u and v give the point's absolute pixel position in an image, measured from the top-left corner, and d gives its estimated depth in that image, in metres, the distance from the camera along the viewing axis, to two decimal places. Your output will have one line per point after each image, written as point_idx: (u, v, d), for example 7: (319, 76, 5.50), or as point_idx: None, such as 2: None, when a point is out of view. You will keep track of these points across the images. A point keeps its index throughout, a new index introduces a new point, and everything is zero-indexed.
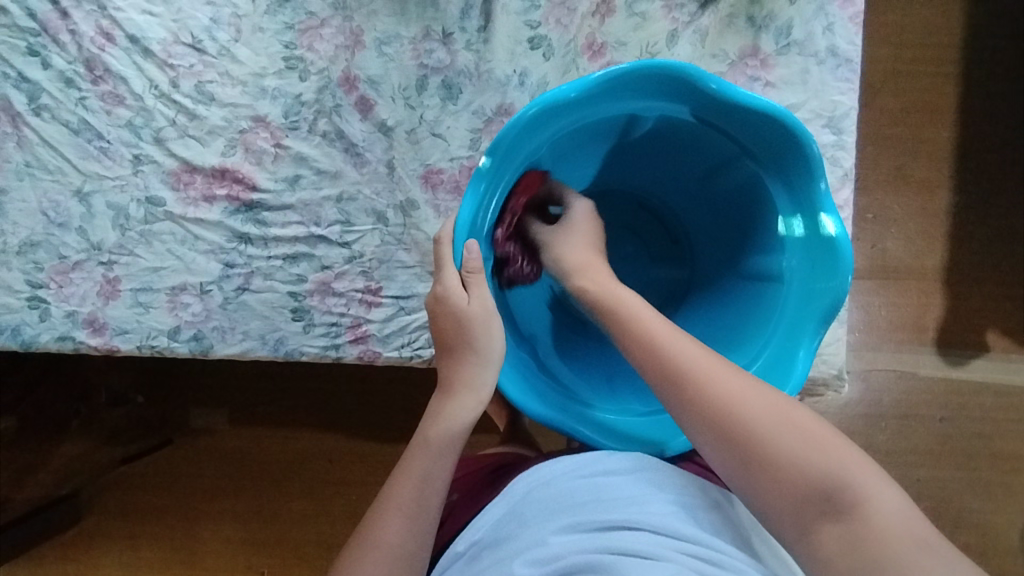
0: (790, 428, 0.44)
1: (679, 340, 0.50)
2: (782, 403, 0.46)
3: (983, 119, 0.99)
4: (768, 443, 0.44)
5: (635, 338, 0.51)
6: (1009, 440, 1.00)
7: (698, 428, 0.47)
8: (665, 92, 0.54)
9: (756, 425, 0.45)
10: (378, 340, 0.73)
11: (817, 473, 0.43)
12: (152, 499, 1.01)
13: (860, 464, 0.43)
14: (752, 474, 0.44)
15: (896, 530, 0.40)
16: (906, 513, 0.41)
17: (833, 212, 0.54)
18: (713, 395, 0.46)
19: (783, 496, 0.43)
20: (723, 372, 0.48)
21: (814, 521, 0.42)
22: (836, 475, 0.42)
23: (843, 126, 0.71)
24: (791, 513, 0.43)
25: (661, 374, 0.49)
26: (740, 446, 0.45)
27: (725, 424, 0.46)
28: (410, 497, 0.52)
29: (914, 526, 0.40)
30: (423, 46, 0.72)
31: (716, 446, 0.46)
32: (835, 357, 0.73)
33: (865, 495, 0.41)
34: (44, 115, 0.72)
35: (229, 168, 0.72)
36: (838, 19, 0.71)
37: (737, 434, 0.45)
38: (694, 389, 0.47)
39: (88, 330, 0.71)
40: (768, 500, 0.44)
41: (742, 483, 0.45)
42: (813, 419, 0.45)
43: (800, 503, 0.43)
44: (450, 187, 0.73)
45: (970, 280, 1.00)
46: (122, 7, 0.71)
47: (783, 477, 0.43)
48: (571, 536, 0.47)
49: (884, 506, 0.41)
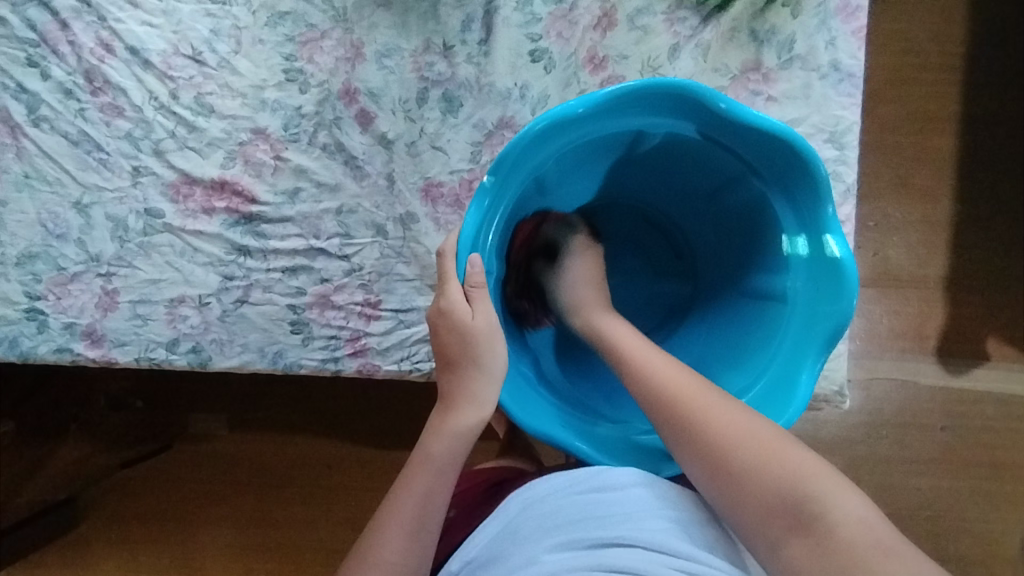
0: (759, 444, 0.46)
1: (663, 362, 0.53)
2: (755, 422, 0.48)
3: (986, 130, 0.99)
4: (743, 456, 0.46)
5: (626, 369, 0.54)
6: (1011, 449, 0.99)
7: (680, 443, 0.49)
8: (674, 109, 0.53)
9: (731, 440, 0.47)
10: (377, 353, 0.72)
11: (787, 485, 0.44)
12: (151, 505, 1.01)
13: (830, 477, 0.44)
14: (724, 487, 0.46)
15: (861, 537, 0.41)
16: (874, 523, 0.41)
17: (838, 235, 0.54)
18: (696, 412, 0.49)
19: (754, 511, 0.45)
20: (703, 391, 0.50)
21: (784, 534, 0.43)
22: (803, 487, 0.44)
23: (845, 141, 0.71)
24: (763, 526, 0.44)
25: (648, 394, 0.51)
26: (718, 458, 0.47)
27: (703, 440, 0.48)
28: (410, 515, 0.52)
29: (880, 533, 0.41)
30: (424, 59, 0.72)
31: (693, 460, 0.48)
32: (837, 372, 0.73)
33: (830, 504, 0.42)
34: (44, 126, 0.71)
35: (229, 180, 0.72)
36: (841, 33, 0.70)
37: (715, 448, 0.47)
38: (670, 408, 0.50)
39: (86, 342, 0.71)
40: (737, 512, 0.45)
41: (715, 495, 0.47)
42: (787, 438, 0.47)
43: (771, 515, 0.44)
44: (450, 200, 0.73)
45: (972, 291, 1.00)
46: (122, 18, 0.71)
47: (757, 489, 0.45)
48: (565, 555, 0.47)
49: (850, 515, 0.42)
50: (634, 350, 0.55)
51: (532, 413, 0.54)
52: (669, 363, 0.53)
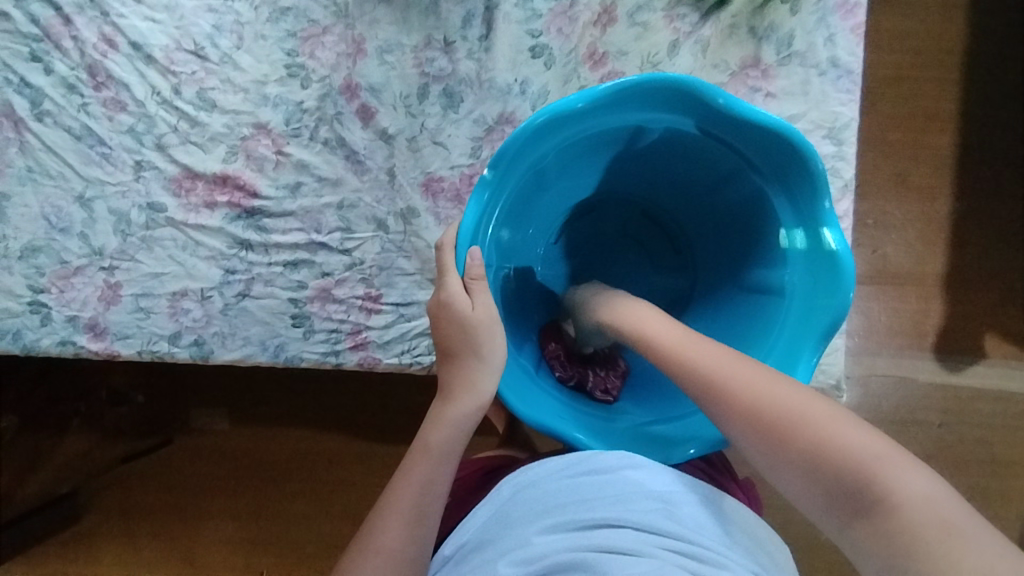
0: (807, 423, 0.42)
1: (700, 344, 0.50)
2: (802, 399, 0.44)
3: (985, 127, 0.99)
4: (792, 435, 0.42)
5: (660, 352, 0.52)
6: (1007, 445, 1.00)
7: (728, 425, 0.46)
8: (673, 104, 0.54)
9: (778, 419, 0.43)
10: (378, 347, 0.73)
11: (842, 464, 0.40)
12: (153, 499, 1.02)
13: (892, 453, 0.40)
14: (780, 469, 0.43)
15: (925, 517, 0.36)
16: (943, 503, 0.37)
17: (836, 229, 0.54)
18: (739, 392, 0.46)
19: (814, 493, 0.41)
20: (746, 367, 0.47)
21: (847, 517, 0.39)
22: (858, 464, 0.39)
23: (843, 137, 0.71)
24: (826, 508, 0.41)
25: (690, 377, 0.49)
26: (768, 439, 0.43)
27: (749, 421, 0.44)
28: (410, 504, 0.52)
29: (948, 513, 0.36)
30: (425, 54, 0.72)
31: (746, 443, 0.45)
32: (834, 367, 0.74)
33: (890, 482, 0.38)
34: (46, 121, 0.72)
35: (231, 174, 0.72)
36: (840, 30, 0.71)
37: (762, 427, 0.44)
38: (711, 392, 0.47)
39: (88, 335, 0.71)
40: (801, 494, 0.42)
41: (775, 476, 0.44)
42: (843, 412, 0.43)
43: (830, 497, 0.40)
44: (450, 195, 0.73)
45: (970, 288, 1.00)
46: (125, 13, 0.72)
47: (812, 469, 0.41)
48: (554, 536, 0.48)
49: (914, 495, 0.37)
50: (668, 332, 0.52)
51: (530, 405, 0.55)
52: (708, 345, 0.50)
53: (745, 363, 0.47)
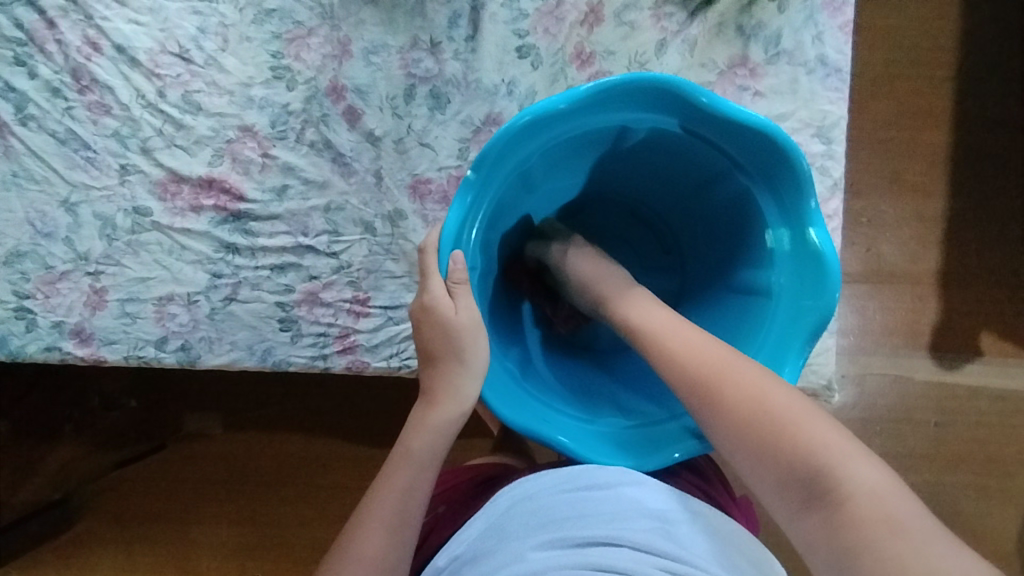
0: (771, 413, 0.43)
1: (680, 330, 0.51)
2: (768, 387, 0.45)
3: (977, 124, 0.99)
4: (756, 426, 0.43)
5: (642, 339, 0.52)
6: (1005, 443, 1.00)
7: (697, 412, 0.47)
8: (656, 104, 0.53)
9: (744, 409, 0.44)
10: (366, 350, 0.72)
11: (800, 457, 0.41)
12: (146, 504, 1.01)
13: (849, 447, 0.41)
14: (742, 456, 0.44)
15: (874, 512, 0.38)
16: (892, 498, 0.39)
17: (821, 228, 0.54)
18: (710, 378, 0.46)
19: (770, 482, 0.43)
20: (717, 354, 0.48)
21: (800, 507, 0.41)
22: (815, 458, 0.41)
23: (832, 136, 0.71)
24: (782, 497, 0.42)
25: (666, 362, 0.49)
26: (733, 428, 0.44)
27: (715, 409, 0.45)
28: (392, 510, 0.52)
29: (898, 508, 0.38)
30: (411, 55, 0.72)
31: (713, 427, 0.46)
32: (825, 367, 0.74)
33: (844, 477, 0.40)
34: (31, 125, 0.71)
35: (217, 178, 0.72)
36: (828, 28, 0.71)
37: (727, 415, 0.45)
38: (684, 378, 0.48)
39: (75, 341, 0.71)
40: (759, 481, 0.44)
41: (737, 461, 0.45)
42: (806, 404, 0.44)
43: (786, 487, 0.42)
44: (438, 197, 0.73)
45: (965, 286, 1.00)
46: (109, 16, 0.71)
47: (771, 459, 0.42)
48: (553, 551, 0.47)
49: (867, 491, 0.39)
50: (645, 321, 0.53)
51: (514, 408, 0.54)
52: (685, 330, 0.51)
53: (719, 350, 0.48)
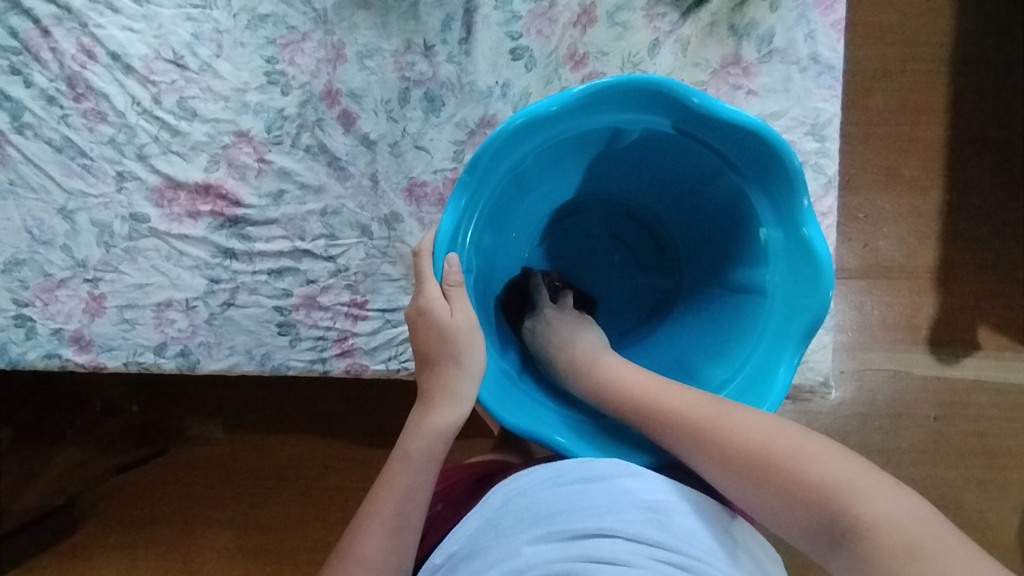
0: (778, 460, 0.44)
1: (672, 389, 0.52)
2: (769, 432, 0.46)
3: (972, 119, 0.99)
4: (765, 472, 0.44)
5: (633, 402, 0.53)
6: (1004, 436, 1.00)
7: (705, 467, 0.48)
8: (648, 105, 0.54)
9: (749, 457, 0.45)
10: (365, 353, 0.73)
11: (814, 496, 0.42)
12: (149, 509, 1.02)
13: (861, 477, 0.42)
14: (765, 505, 0.45)
15: (895, 539, 0.38)
16: (913, 521, 0.39)
17: (815, 227, 0.54)
18: (711, 434, 0.48)
19: (800, 527, 0.43)
20: (713, 407, 0.49)
21: (829, 545, 0.42)
22: (827, 494, 0.42)
23: (826, 134, 0.71)
24: (811, 537, 0.43)
25: (663, 423, 0.51)
26: (744, 479, 0.45)
27: (722, 460, 0.47)
28: (390, 513, 0.52)
29: (918, 530, 0.38)
30: (405, 59, 0.72)
31: (728, 482, 0.47)
32: (821, 364, 0.74)
33: (859, 509, 0.40)
34: (28, 133, 0.72)
35: (213, 184, 0.72)
36: (820, 26, 0.71)
37: (737, 468, 0.46)
38: (688, 438, 0.49)
39: (74, 348, 0.71)
40: (789, 528, 0.44)
41: (760, 510, 0.46)
42: (811, 439, 0.45)
43: (811, 527, 0.43)
44: (434, 200, 0.73)
45: (962, 280, 1.00)
46: (103, 24, 0.71)
47: (788, 502, 0.43)
48: (544, 546, 0.47)
49: (886, 519, 0.39)
50: (638, 379, 0.54)
51: (511, 411, 0.55)
52: (676, 390, 0.52)
53: (714, 404, 0.49)
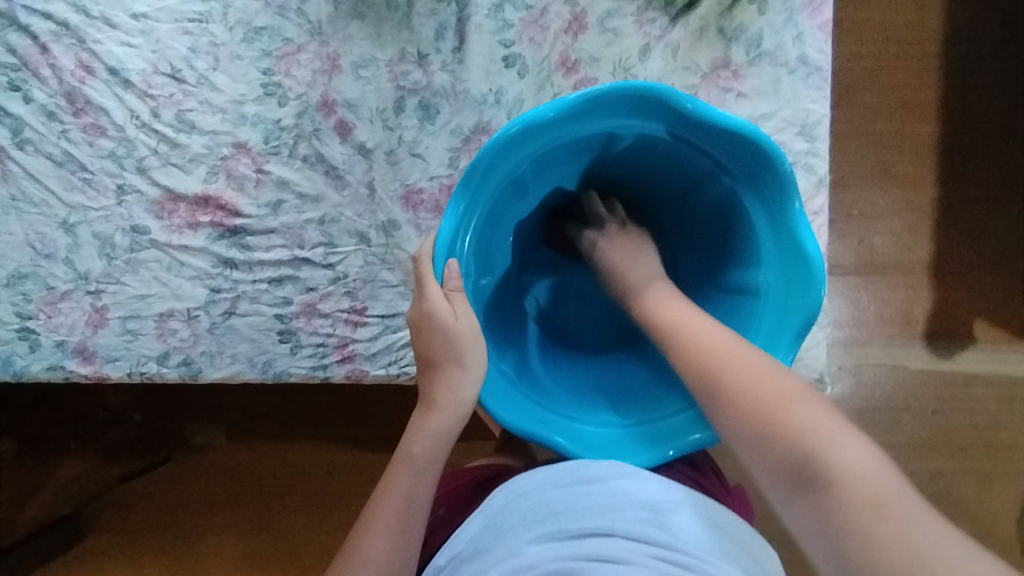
0: (772, 401, 0.45)
1: (694, 317, 0.54)
2: (774, 379, 0.46)
3: (962, 116, 1.00)
4: (755, 410, 0.45)
5: (659, 330, 0.54)
6: (1002, 429, 1.01)
7: (701, 395, 0.49)
8: (642, 111, 0.55)
9: (745, 395, 0.46)
10: (365, 359, 0.74)
11: (793, 439, 0.43)
12: (153, 517, 1.03)
13: (844, 435, 0.42)
14: (745, 442, 0.46)
15: (861, 491, 0.39)
16: (884, 480, 0.40)
17: (807, 229, 0.55)
18: (721, 367, 0.48)
19: (768, 467, 0.44)
20: (724, 342, 0.50)
21: (790, 488, 0.42)
22: (804, 441, 0.42)
23: (816, 134, 0.72)
24: (774, 480, 0.44)
25: (680, 352, 0.52)
26: (733, 412, 0.47)
27: (721, 393, 0.47)
28: (394, 515, 0.53)
29: (884, 490, 0.39)
30: (399, 68, 0.73)
31: (720, 415, 0.48)
32: (816, 360, 0.75)
33: (833, 459, 0.41)
34: (28, 149, 0.73)
35: (213, 195, 0.73)
36: (807, 28, 0.72)
37: (734, 402, 0.47)
38: (701, 366, 0.50)
39: (78, 359, 0.72)
40: (758, 468, 0.45)
41: (740, 449, 0.46)
42: (807, 394, 0.45)
43: (777, 470, 0.43)
44: (430, 206, 0.74)
45: (956, 275, 1.01)
46: (101, 39, 0.72)
47: (762, 441, 0.44)
48: (546, 545, 0.48)
49: (858, 474, 0.40)
50: (663, 313, 0.55)
51: (514, 411, 0.56)
52: (700, 323, 0.53)
53: (735, 342, 0.50)
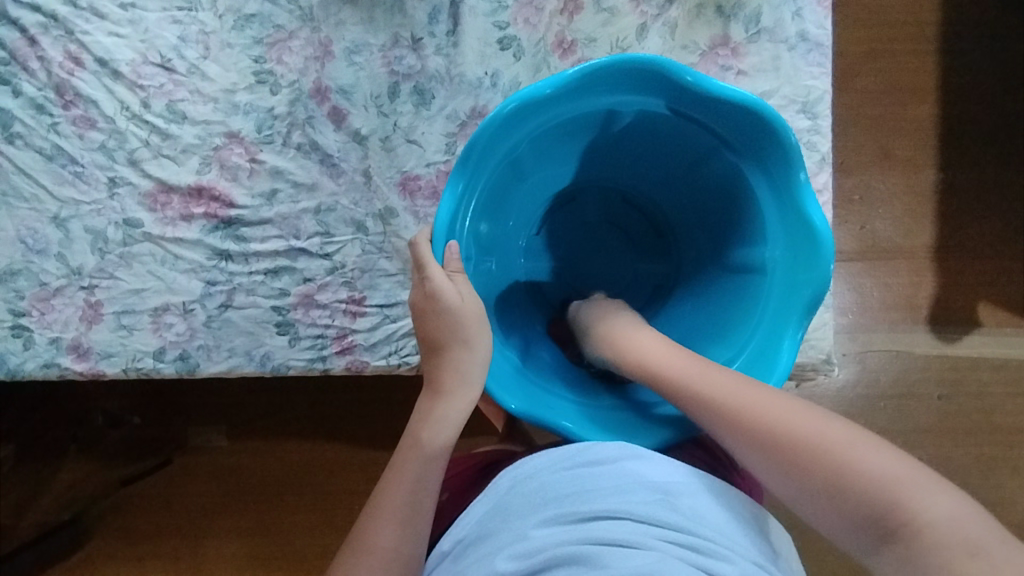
0: (825, 448, 0.43)
1: (707, 370, 0.51)
2: (819, 421, 0.44)
3: (964, 96, 0.99)
4: (811, 463, 0.43)
5: (671, 380, 0.52)
6: (1009, 413, 1.00)
7: (743, 452, 0.47)
8: (640, 85, 0.54)
9: (798, 446, 0.44)
10: (365, 349, 0.72)
11: (863, 491, 0.41)
12: (155, 520, 1.01)
13: (914, 475, 0.40)
14: (804, 492, 0.43)
15: (956, 543, 0.37)
16: (973, 527, 0.37)
17: (812, 202, 0.53)
18: (753, 416, 0.46)
19: (841, 519, 0.42)
20: (754, 393, 0.48)
21: (873, 543, 0.40)
22: (876, 489, 0.40)
23: (817, 111, 0.71)
24: (851, 535, 0.41)
25: (703, 404, 0.50)
26: (786, 468, 0.44)
27: (765, 442, 0.45)
28: (403, 501, 0.51)
29: (976, 536, 0.37)
30: (392, 53, 0.72)
31: (768, 466, 0.45)
32: (823, 341, 0.74)
33: (913, 508, 0.39)
34: (18, 143, 0.71)
35: (206, 185, 0.72)
36: (806, 3, 0.71)
37: (782, 452, 0.44)
38: (733, 418, 0.47)
39: (72, 356, 0.71)
40: (827, 519, 0.42)
41: (799, 499, 0.44)
42: (862, 435, 0.43)
43: (853, 523, 0.41)
44: (428, 193, 0.73)
45: (960, 258, 1.00)
46: (89, 30, 0.71)
47: (829, 493, 0.42)
48: (553, 528, 0.47)
49: (944, 520, 0.38)
50: (675, 362, 0.53)
51: (519, 397, 0.55)
52: (718, 373, 0.51)
53: (760, 388, 0.48)
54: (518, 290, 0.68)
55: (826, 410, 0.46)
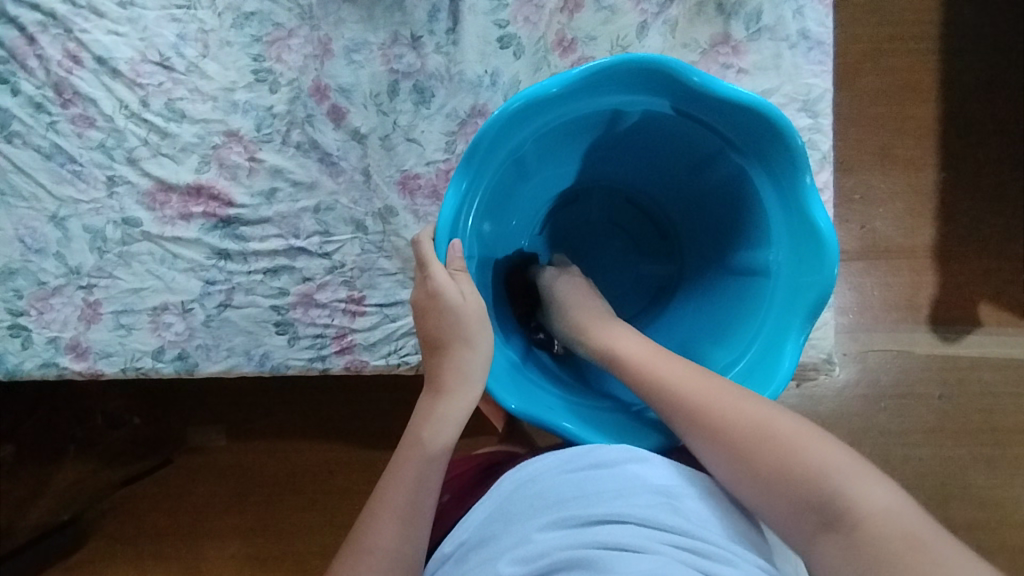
0: (776, 441, 0.44)
1: (669, 362, 0.52)
2: (771, 415, 0.46)
3: (966, 95, 0.99)
4: (761, 453, 0.44)
5: (632, 370, 0.53)
6: (1011, 413, 1.00)
7: (698, 443, 0.48)
8: (647, 85, 0.53)
9: (751, 438, 0.45)
10: (365, 349, 0.72)
11: (808, 482, 0.42)
12: (154, 520, 1.01)
13: (856, 468, 0.42)
14: (753, 481, 0.44)
15: (890, 532, 0.38)
16: (907, 518, 0.39)
17: (819, 205, 0.53)
18: (709, 408, 0.48)
19: (783, 508, 0.43)
20: (715, 388, 0.49)
21: (812, 532, 0.41)
22: (820, 480, 0.41)
23: (819, 109, 0.71)
24: (793, 525, 0.43)
25: (660, 393, 0.51)
26: (737, 459, 0.45)
27: (720, 434, 0.46)
28: (403, 500, 0.51)
29: (909, 526, 0.38)
30: (392, 51, 0.72)
31: (722, 456, 0.46)
32: (824, 341, 0.73)
33: (853, 498, 0.40)
34: (17, 142, 0.71)
35: (205, 184, 0.72)
36: (808, 2, 0.70)
37: (735, 444, 0.45)
38: (691, 409, 0.49)
39: (71, 356, 0.71)
40: (772, 509, 0.44)
41: (747, 489, 0.45)
42: (810, 429, 0.45)
43: (795, 512, 0.42)
44: (428, 192, 0.72)
45: (962, 257, 1.00)
46: (88, 29, 0.71)
47: (776, 483, 0.43)
48: (555, 533, 0.46)
49: (880, 510, 0.39)
50: (636, 352, 0.54)
51: (520, 398, 0.54)
52: (679, 365, 0.52)
53: (716, 382, 0.49)
54: (520, 290, 0.68)
55: (778, 405, 0.47)
